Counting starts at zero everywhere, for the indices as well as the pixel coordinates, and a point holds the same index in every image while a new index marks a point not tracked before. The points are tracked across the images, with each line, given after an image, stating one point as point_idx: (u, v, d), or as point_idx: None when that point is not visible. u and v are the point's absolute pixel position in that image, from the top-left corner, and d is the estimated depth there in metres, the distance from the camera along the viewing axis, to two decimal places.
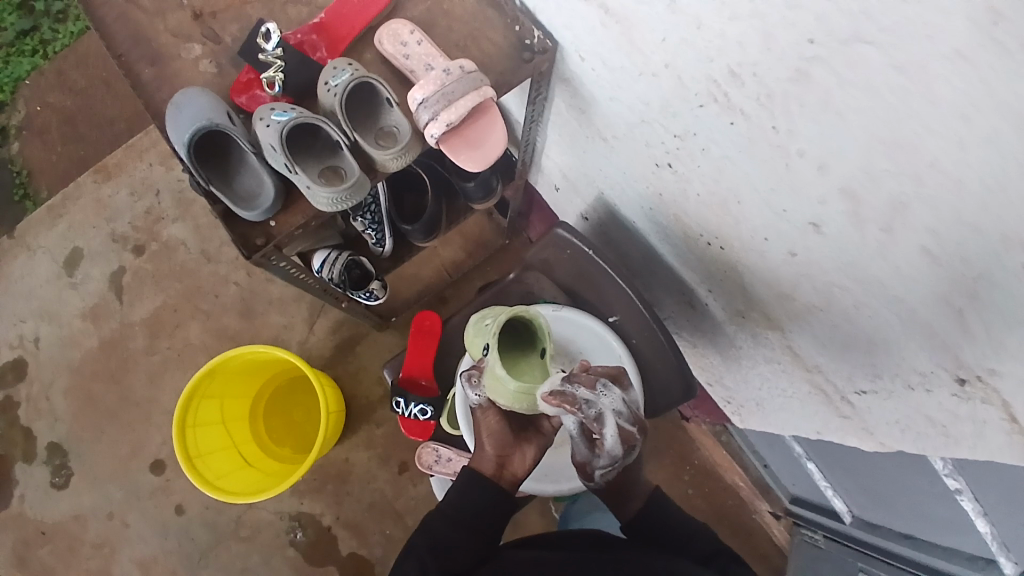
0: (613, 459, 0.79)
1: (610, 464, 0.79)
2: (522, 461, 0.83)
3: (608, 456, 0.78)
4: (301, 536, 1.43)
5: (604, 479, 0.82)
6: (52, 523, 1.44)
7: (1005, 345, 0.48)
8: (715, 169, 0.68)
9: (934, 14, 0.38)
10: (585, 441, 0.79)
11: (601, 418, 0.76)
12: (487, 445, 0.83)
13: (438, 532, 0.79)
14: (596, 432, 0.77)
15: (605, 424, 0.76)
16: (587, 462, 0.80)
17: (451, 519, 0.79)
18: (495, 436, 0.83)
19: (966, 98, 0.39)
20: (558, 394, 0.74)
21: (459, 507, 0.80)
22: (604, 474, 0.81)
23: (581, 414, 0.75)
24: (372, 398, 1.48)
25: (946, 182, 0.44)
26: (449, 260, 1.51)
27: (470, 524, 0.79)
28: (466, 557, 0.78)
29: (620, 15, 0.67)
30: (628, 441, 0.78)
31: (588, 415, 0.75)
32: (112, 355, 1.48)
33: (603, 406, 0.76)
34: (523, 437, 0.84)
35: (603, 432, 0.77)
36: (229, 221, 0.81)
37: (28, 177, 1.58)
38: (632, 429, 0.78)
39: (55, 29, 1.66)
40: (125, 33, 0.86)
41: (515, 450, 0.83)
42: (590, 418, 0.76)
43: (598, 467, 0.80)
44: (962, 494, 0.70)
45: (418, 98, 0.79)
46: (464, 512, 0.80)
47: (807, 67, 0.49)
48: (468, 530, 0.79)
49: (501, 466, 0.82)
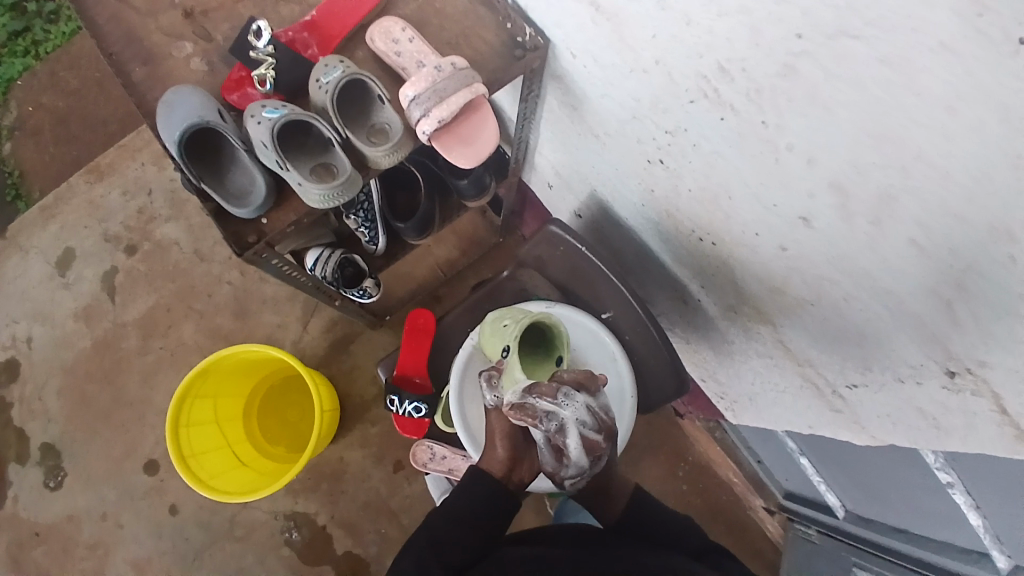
0: (581, 468, 0.76)
1: (579, 475, 0.77)
2: (530, 466, 0.82)
3: (576, 468, 0.76)
4: (296, 535, 1.42)
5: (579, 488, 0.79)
6: (46, 524, 1.43)
7: (994, 336, 0.49)
8: (706, 165, 0.69)
9: (920, 7, 0.38)
10: (552, 455, 0.77)
11: (564, 429, 0.75)
12: (500, 448, 0.81)
13: (435, 528, 0.79)
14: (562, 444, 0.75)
15: (567, 436, 0.75)
16: (557, 476, 0.78)
17: (451, 515, 0.79)
18: (509, 440, 0.81)
19: (952, 91, 0.40)
20: (518, 409, 0.75)
21: (463, 505, 0.80)
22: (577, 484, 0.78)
23: (542, 427, 0.74)
24: (367, 397, 1.48)
25: (933, 174, 0.44)
26: (443, 258, 1.51)
27: (469, 520, 0.79)
28: (463, 553, 0.77)
29: (610, 12, 0.67)
30: (595, 451, 0.76)
31: (549, 428, 0.74)
32: (105, 355, 1.48)
33: (563, 418, 0.74)
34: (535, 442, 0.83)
35: (566, 444, 0.75)
36: (221, 218, 0.81)
37: (20, 177, 1.58)
38: (598, 437, 0.76)
39: (46, 28, 1.65)
40: (116, 31, 0.86)
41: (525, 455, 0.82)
42: (552, 431, 0.75)
43: (568, 480, 0.77)
44: (954, 487, 0.71)
45: (409, 95, 0.80)
46: (462, 509, 0.80)
47: (795, 62, 0.49)
48: (467, 527, 0.79)
49: (511, 469, 0.81)
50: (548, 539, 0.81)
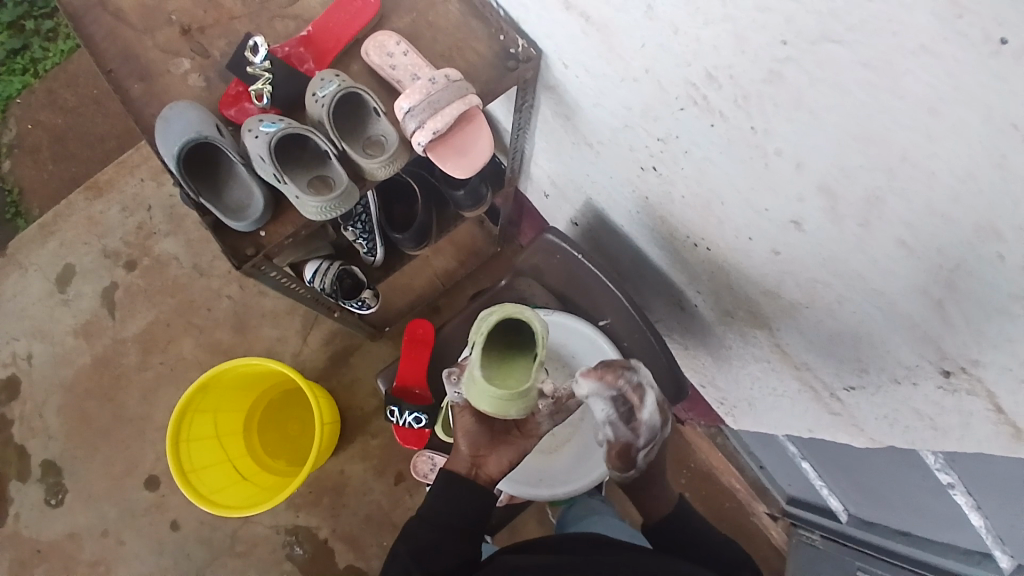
0: (651, 433, 0.85)
1: (650, 442, 0.85)
2: (499, 462, 0.83)
3: (648, 432, 0.84)
4: (298, 550, 1.42)
5: (645, 461, 0.87)
6: (48, 542, 1.43)
7: (985, 334, 0.49)
8: (698, 171, 0.69)
9: (899, 11, 0.39)
10: (625, 423, 0.83)
11: (640, 390, 0.82)
12: (462, 445, 0.83)
13: (419, 538, 0.79)
14: (638, 405, 0.82)
15: (646, 396, 0.82)
16: (630, 447, 0.85)
17: (435, 522, 0.80)
18: (470, 437, 0.82)
19: (933, 92, 0.40)
20: (598, 368, 0.81)
21: (437, 508, 0.81)
22: (645, 454, 0.86)
23: (625, 382, 0.81)
24: (367, 409, 1.48)
25: (919, 175, 0.45)
26: (442, 269, 1.52)
27: (451, 525, 0.80)
28: (450, 558, 0.78)
29: (600, 22, 0.68)
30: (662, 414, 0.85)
31: (631, 383, 0.81)
32: (105, 372, 1.48)
33: (640, 378, 0.82)
34: (502, 439, 0.84)
35: (642, 406, 0.83)
36: (220, 232, 0.81)
37: (19, 195, 1.59)
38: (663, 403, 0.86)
39: (45, 47, 1.66)
40: (114, 49, 0.87)
41: (491, 451, 0.83)
42: (631, 389, 0.81)
43: (641, 448, 0.85)
44: (955, 488, 0.71)
45: (405, 107, 0.80)
46: (445, 516, 0.80)
47: (780, 68, 0.50)
48: (451, 531, 0.80)
49: (477, 467, 0.82)
50: (540, 545, 0.81)
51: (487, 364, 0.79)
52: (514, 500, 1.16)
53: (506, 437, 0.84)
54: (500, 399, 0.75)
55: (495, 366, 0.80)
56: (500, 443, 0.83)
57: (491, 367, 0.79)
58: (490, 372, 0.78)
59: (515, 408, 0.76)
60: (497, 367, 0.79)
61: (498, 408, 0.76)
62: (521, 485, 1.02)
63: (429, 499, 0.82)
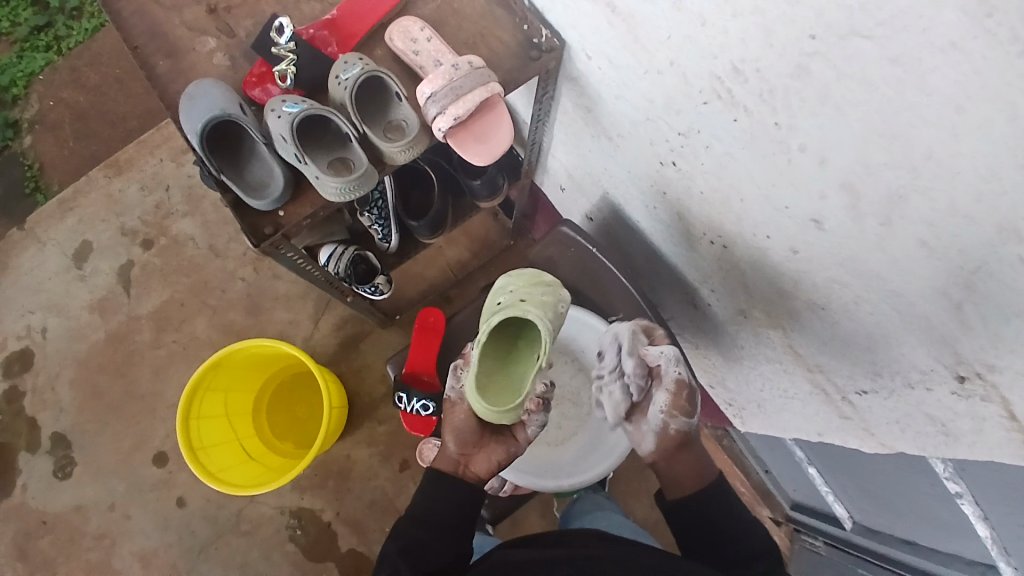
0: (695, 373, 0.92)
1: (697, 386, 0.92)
2: (486, 461, 0.86)
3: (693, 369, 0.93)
4: (301, 533, 1.43)
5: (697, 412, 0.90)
6: (54, 514, 1.45)
7: (1004, 339, 0.49)
8: (718, 167, 0.69)
9: (928, 6, 0.39)
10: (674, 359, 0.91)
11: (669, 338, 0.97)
12: (451, 442, 0.86)
13: (408, 537, 0.80)
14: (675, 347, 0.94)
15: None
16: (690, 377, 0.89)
17: (423, 522, 0.81)
18: (457, 436, 0.86)
19: (961, 90, 0.40)
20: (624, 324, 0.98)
21: (428, 509, 0.83)
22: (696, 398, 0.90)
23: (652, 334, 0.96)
24: (375, 396, 1.49)
25: (942, 174, 0.45)
26: (455, 260, 1.53)
27: (440, 524, 0.82)
28: (439, 556, 0.79)
29: (625, 14, 0.68)
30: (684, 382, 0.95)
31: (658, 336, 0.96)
32: (118, 348, 1.50)
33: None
34: (487, 439, 0.87)
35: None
36: (240, 210, 0.82)
37: (40, 170, 1.60)
38: None
39: (69, 25, 1.68)
40: (141, 25, 0.88)
41: (477, 449, 0.86)
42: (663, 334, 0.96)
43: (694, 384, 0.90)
44: (962, 498, 0.71)
45: (427, 92, 0.81)
46: (433, 513, 0.82)
47: (807, 63, 0.50)
48: (438, 530, 0.81)
49: (464, 464, 0.86)
50: (536, 541, 0.81)
51: (489, 362, 0.85)
52: (519, 491, 1.20)
53: (489, 439, 0.87)
54: (497, 410, 0.79)
55: (493, 364, 0.85)
56: (488, 442, 0.87)
57: (486, 373, 0.84)
58: (484, 379, 0.84)
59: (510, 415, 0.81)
60: (496, 373, 0.85)
61: (489, 416, 0.80)
62: (527, 475, 1.02)
63: (419, 498, 0.85)
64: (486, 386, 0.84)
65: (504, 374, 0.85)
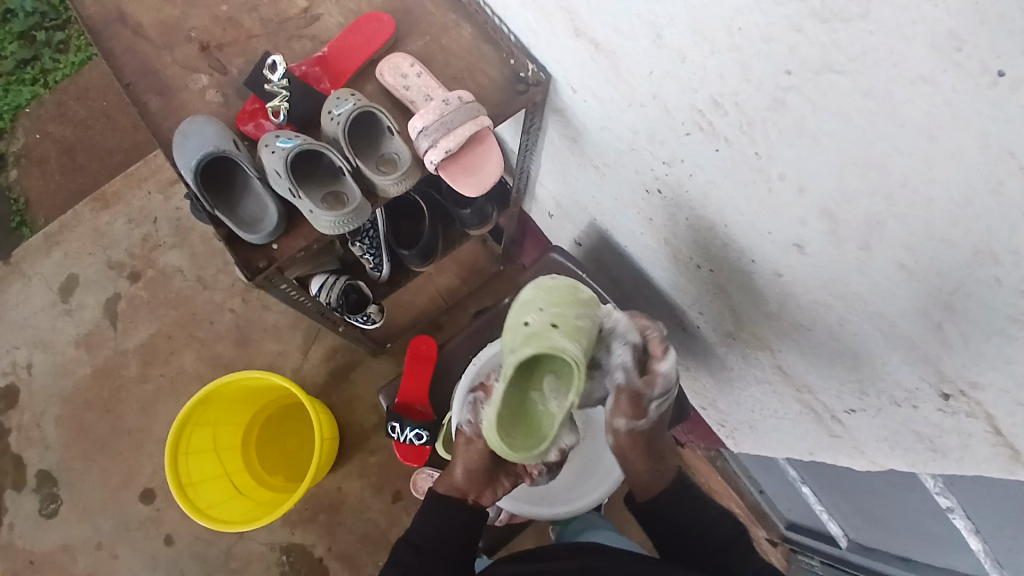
0: (667, 389, 0.82)
1: (663, 395, 0.82)
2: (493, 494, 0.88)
3: (665, 384, 0.82)
4: (292, 568, 1.41)
5: (654, 418, 0.83)
6: (41, 553, 1.42)
7: (984, 355, 0.50)
8: (703, 194, 0.71)
9: (899, 42, 0.41)
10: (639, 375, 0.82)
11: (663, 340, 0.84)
12: (462, 480, 0.86)
13: (403, 564, 0.80)
14: (658, 351, 0.82)
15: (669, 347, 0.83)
16: (642, 394, 0.81)
17: (420, 549, 0.81)
18: (470, 475, 0.85)
19: (933, 120, 0.42)
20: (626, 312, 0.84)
21: (425, 534, 0.82)
22: (655, 409, 0.83)
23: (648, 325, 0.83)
24: (366, 425, 1.48)
25: (918, 201, 0.47)
26: (445, 287, 1.54)
27: (436, 550, 0.81)
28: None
29: (608, 49, 0.70)
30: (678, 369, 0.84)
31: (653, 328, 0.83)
32: (105, 383, 1.48)
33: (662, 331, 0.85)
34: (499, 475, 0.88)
35: (665, 354, 0.82)
36: (232, 244, 0.83)
37: (26, 205, 1.60)
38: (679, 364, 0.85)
39: (56, 59, 1.69)
40: (134, 64, 0.89)
41: (487, 486, 0.87)
42: (656, 336, 0.83)
43: (655, 398, 0.82)
44: (954, 513, 0.72)
45: (418, 127, 0.82)
46: (426, 539, 0.82)
47: (784, 96, 0.52)
48: (432, 556, 0.81)
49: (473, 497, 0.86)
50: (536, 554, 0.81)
51: (513, 393, 0.79)
52: (514, 519, 1.20)
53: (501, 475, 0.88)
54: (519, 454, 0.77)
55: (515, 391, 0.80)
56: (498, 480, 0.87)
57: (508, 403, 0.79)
58: (505, 412, 0.79)
59: (530, 456, 0.78)
60: (518, 403, 0.80)
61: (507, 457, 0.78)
62: (522, 504, 1.04)
63: (416, 524, 0.84)
64: (508, 418, 0.79)
65: (525, 403, 0.80)
